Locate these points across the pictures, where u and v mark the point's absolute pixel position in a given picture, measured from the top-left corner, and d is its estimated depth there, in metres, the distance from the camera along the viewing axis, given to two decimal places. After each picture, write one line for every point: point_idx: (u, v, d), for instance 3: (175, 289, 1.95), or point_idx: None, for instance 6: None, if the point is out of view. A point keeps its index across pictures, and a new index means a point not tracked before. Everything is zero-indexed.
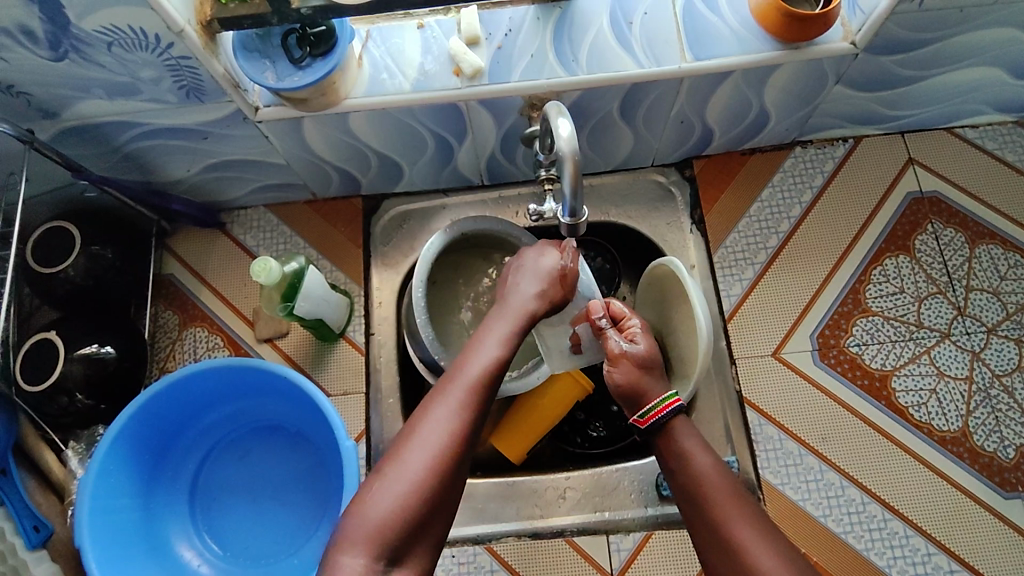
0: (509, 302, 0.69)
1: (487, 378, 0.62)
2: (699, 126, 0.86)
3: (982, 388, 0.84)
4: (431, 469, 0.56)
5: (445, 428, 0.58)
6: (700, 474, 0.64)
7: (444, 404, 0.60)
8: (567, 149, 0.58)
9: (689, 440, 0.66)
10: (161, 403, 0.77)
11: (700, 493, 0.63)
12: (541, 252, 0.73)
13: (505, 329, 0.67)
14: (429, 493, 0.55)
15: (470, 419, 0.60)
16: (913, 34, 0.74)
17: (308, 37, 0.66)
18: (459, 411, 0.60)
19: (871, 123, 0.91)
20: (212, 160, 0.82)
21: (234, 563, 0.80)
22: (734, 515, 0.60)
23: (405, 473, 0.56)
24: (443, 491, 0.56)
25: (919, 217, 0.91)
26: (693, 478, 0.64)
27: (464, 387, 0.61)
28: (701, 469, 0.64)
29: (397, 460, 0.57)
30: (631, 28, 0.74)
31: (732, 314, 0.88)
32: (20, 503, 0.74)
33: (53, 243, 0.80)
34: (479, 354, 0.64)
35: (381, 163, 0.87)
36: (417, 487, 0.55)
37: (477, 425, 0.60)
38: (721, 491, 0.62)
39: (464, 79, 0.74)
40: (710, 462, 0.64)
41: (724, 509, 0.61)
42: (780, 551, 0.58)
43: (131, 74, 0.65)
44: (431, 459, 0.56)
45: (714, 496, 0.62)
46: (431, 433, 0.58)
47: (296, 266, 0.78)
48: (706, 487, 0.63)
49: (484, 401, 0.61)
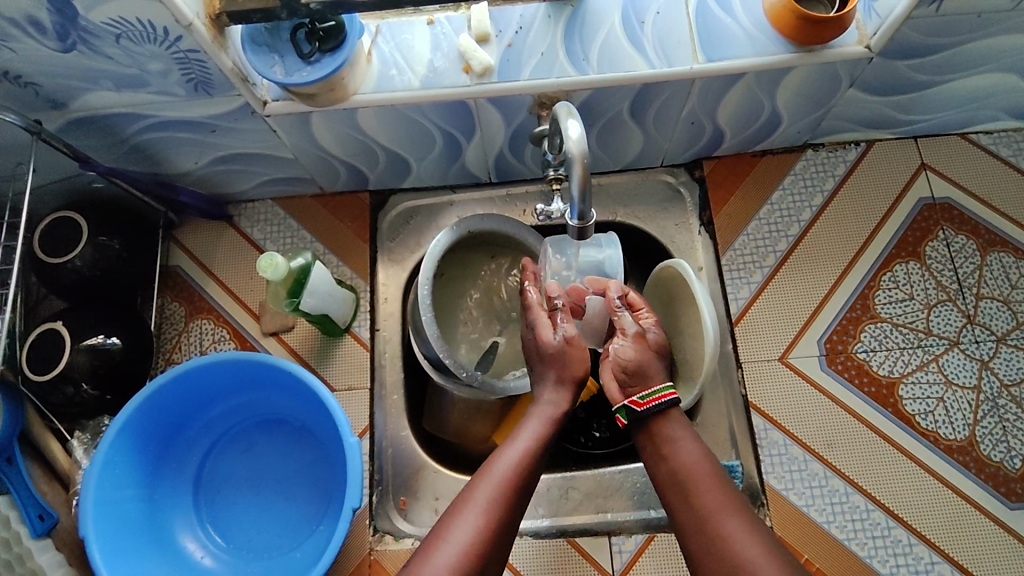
0: (541, 399, 0.70)
1: (520, 477, 0.63)
2: (709, 128, 0.85)
3: (990, 398, 0.83)
4: (460, 566, 0.57)
5: (476, 527, 0.59)
6: (688, 466, 0.63)
7: (478, 501, 0.60)
8: (576, 151, 0.57)
9: (678, 432, 0.66)
10: (167, 396, 0.77)
11: (687, 484, 0.62)
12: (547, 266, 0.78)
13: (537, 428, 0.67)
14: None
15: (501, 517, 0.60)
16: (930, 39, 0.73)
17: (318, 32, 0.66)
18: (491, 507, 0.60)
19: (884, 127, 0.90)
20: (220, 152, 0.82)
21: (237, 556, 0.80)
22: (720, 505, 0.60)
23: (434, 568, 0.56)
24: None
25: (931, 223, 0.90)
26: (679, 469, 0.63)
27: (497, 485, 0.62)
28: (687, 458, 0.64)
29: (427, 555, 0.57)
30: (643, 27, 0.73)
31: (739, 317, 0.87)
32: (26, 491, 0.74)
33: (60, 233, 0.80)
34: (511, 450, 0.65)
35: (389, 158, 0.86)
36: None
37: (505, 526, 0.61)
38: (708, 483, 0.62)
39: (473, 76, 0.73)
40: (699, 454, 0.64)
41: (712, 503, 0.60)
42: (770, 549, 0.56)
43: (139, 66, 0.65)
44: (461, 556, 0.57)
45: (701, 488, 0.62)
46: (462, 531, 0.59)
47: (303, 261, 0.78)
48: (694, 479, 0.62)
49: (513, 501, 0.62)
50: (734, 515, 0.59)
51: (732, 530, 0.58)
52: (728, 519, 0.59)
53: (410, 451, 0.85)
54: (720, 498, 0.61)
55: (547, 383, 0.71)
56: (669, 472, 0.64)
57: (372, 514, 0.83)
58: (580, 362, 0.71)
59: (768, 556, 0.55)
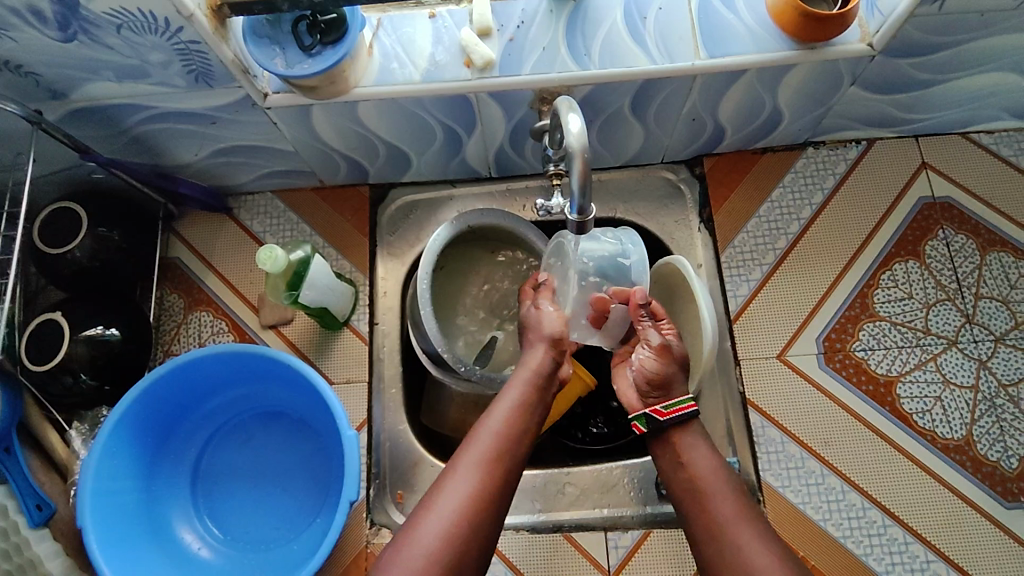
0: (523, 363, 0.72)
1: (507, 437, 0.65)
2: (710, 125, 0.85)
3: (987, 398, 0.83)
4: (456, 527, 0.59)
5: (468, 487, 0.61)
6: (705, 476, 0.65)
7: (467, 462, 0.62)
8: (576, 146, 0.57)
9: (695, 441, 0.68)
10: (165, 387, 0.77)
11: (704, 493, 0.65)
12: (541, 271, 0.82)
13: (516, 394, 0.69)
14: (454, 548, 0.58)
15: (492, 475, 0.62)
16: (932, 37, 0.73)
17: (320, 24, 0.66)
18: (482, 468, 0.62)
19: (885, 125, 0.90)
20: (220, 144, 0.82)
21: (233, 547, 0.80)
22: (735, 514, 0.62)
23: (430, 529, 0.58)
24: (469, 548, 0.58)
25: (931, 222, 0.90)
26: (695, 478, 0.66)
27: (485, 446, 0.64)
28: (704, 467, 0.66)
29: (422, 517, 0.59)
30: (646, 23, 0.73)
31: (738, 315, 0.87)
32: (24, 481, 0.74)
33: (59, 223, 0.80)
34: (495, 413, 0.67)
35: (390, 152, 0.86)
36: (443, 544, 0.57)
37: (495, 488, 0.62)
38: (723, 493, 0.64)
39: (474, 70, 0.73)
40: (715, 464, 0.66)
41: (725, 511, 0.62)
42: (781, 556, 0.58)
43: (140, 57, 0.65)
44: (455, 516, 0.59)
45: (715, 497, 0.64)
46: (454, 491, 0.60)
47: (302, 253, 0.78)
48: (708, 488, 0.65)
49: (499, 464, 0.63)
50: (749, 524, 0.61)
51: (745, 539, 0.60)
52: (741, 528, 0.61)
53: (408, 445, 0.86)
54: (734, 507, 0.63)
55: (529, 351, 0.73)
56: (684, 480, 0.66)
57: (369, 508, 0.83)
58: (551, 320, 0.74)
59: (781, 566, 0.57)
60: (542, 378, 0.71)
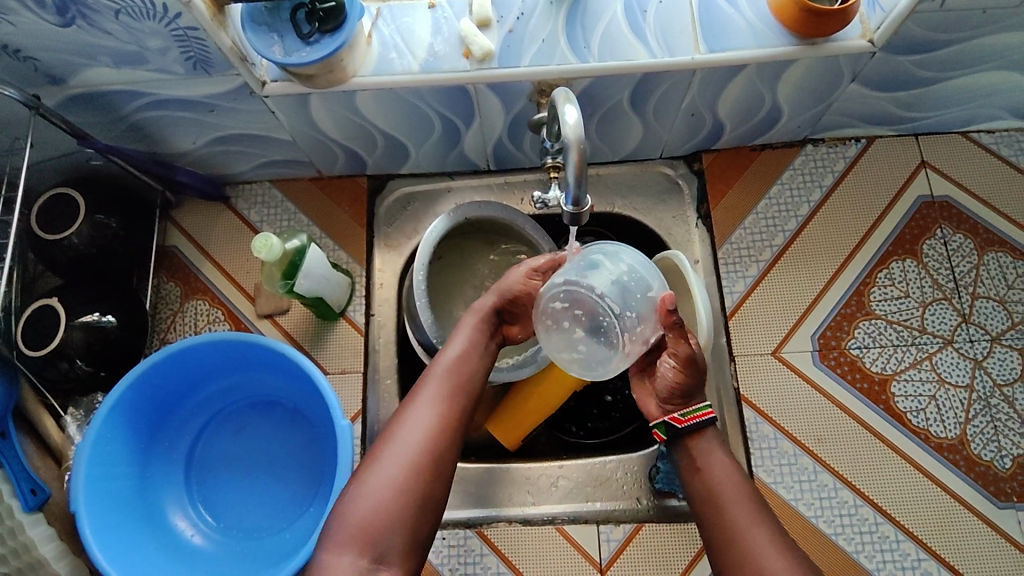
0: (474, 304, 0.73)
1: (458, 370, 0.67)
2: (710, 120, 0.85)
3: (982, 397, 0.83)
4: (418, 459, 0.59)
5: (426, 419, 0.62)
6: (722, 485, 0.63)
7: (423, 398, 0.63)
8: (572, 138, 0.57)
9: (710, 446, 0.66)
10: (160, 374, 0.77)
11: (720, 500, 0.62)
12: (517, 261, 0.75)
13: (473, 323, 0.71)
14: (417, 479, 0.58)
15: (448, 408, 0.63)
16: (934, 34, 0.72)
17: (318, 12, 0.66)
18: (439, 402, 0.63)
19: (885, 124, 0.90)
20: (218, 132, 0.82)
21: (227, 535, 0.80)
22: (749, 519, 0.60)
23: (392, 461, 0.59)
24: (431, 477, 0.59)
25: (929, 221, 0.89)
26: (711, 486, 0.63)
27: (441, 382, 0.65)
28: (719, 473, 0.64)
29: (382, 452, 0.60)
30: (646, 16, 0.73)
31: (733, 311, 0.87)
32: (19, 466, 0.75)
33: (57, 209, 0.80)
34: (447, 351, 0.68)
35: (388, 143, 0.86)
36: (406, 475, 0.58)
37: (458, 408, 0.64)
38: (740, 502, 0.61)
39: (473, 61, 0.73)
40: (732, 473, 0.64)
41: (742, 521, 0.60)
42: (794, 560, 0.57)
43: (138, 43, 0.64)
44: (417, 448, 0.60)
45: (731, 506, 0.61)
46: (413, 425, 0.61)
47: (298, 243, 0.78)
48: (725, 496, 0.62)
49: (461, 387, 0.66)
50: (764, 530, 0.59)
51: (762, 550, 0.58)
52: (759, 539, 0.58)
53: None
54: (749, 513, 0.61)
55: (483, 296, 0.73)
56: (700, 485, 0.64)
57: None
58: (516, 273, 0.73)
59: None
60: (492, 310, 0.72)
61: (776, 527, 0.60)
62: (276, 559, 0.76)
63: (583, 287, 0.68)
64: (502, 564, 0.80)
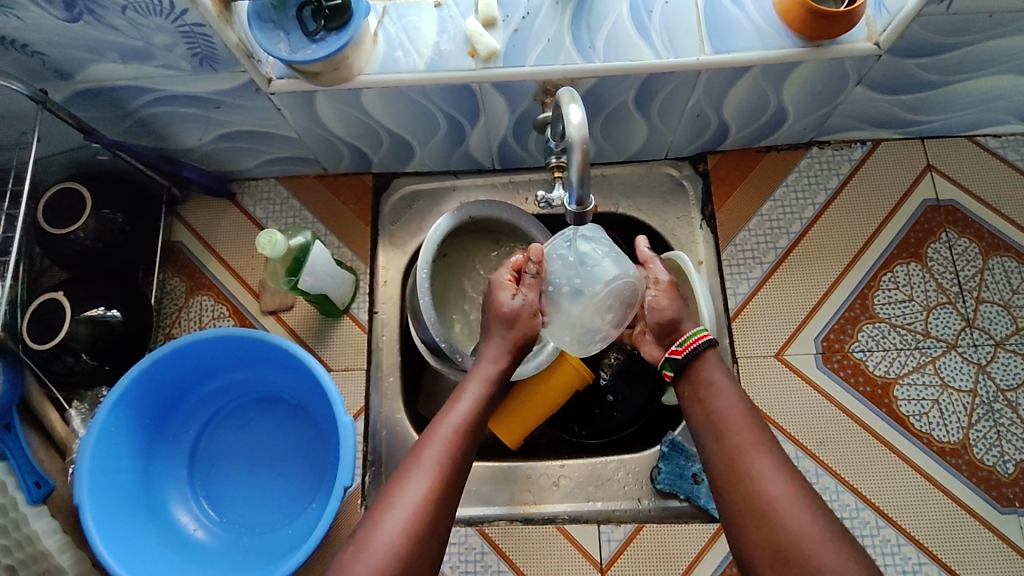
0: (478, 365, 0.72)
1: (462, 432, 0.65)
2: (715, 121, 0.85)
3: (985, 402, 0.83)
4: (415, 524, 0.58)
5: (427, 484, 0.60)
6: (727, 408, 0.65)
7: (426, 460, 0.62)
8: (576, 137, 0.57)
9: (712, 368, 0.69)
10: (164, 369, 0.78)
11: (723, 425, 0.64)
12: (501, 292, 0.74)
13: (476, 389, 0.69)
14: (412, 544, 0.57)
15: (449, 473, 0.62)
16: (940, 37, 0.72)
17: (324, 10, 0.66)
18: (440, 467, 0.62)
19: (892, 127, 0.90)
20: (224, 129, 0.82)
21: (229, 529, 0.81)
22: (750, 441, 0.62)
23: (390, 525, 0.57)
24: (426, 542, 0.58)
25: (934, 225, 0.89)
26: (715, 411, 0.65)
27: (441, 449, 0.63)
28: (721, 396, 0.66)
29: (381, 515, 0.58)
30: (651, 17, 0.73)
31: (737, 313, 0.87)
32: (23, 458, 0.75)
33: (63, 203, 0.80)
34: (450, 414, 0.66)
35: (393, 141, 0.86)
36: (403, 541, 0.57)
37: (455, 480, 0.62)
38: (743, 427, 0.63)
39: (478, 60, 0.73)
40: (735, 400, 0.66)
41: (745, 443, 0.62)
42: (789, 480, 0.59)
43: (145, 39, 0.65)
44: (415, 513, 0.58)
45: (733, 428, 0.64)
46: (413, 488, 0.60)
47: (303, 240, 0.78)
48: (730, 418, 0.64)
49: (461, 456, 0.64)
50: (768, 454, 0.61)
51: (765, 471, 0.59)
52: (762, 463, 0.60)
53: (404, 433, 0.86)
54: (752, 440, 0.62)
55: (485, 355, 0.73)
56: (703, 406, 0.67)
57: (364, 494, 0.83)
58: (523, 314, 0.72)
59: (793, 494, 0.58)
60: (497, 379, 0.71)
61: (778, 451, 0.62)
62: (277, 554, 0.76)
63: (618, 280, 0.68)
64: (503, 563, 0.80)
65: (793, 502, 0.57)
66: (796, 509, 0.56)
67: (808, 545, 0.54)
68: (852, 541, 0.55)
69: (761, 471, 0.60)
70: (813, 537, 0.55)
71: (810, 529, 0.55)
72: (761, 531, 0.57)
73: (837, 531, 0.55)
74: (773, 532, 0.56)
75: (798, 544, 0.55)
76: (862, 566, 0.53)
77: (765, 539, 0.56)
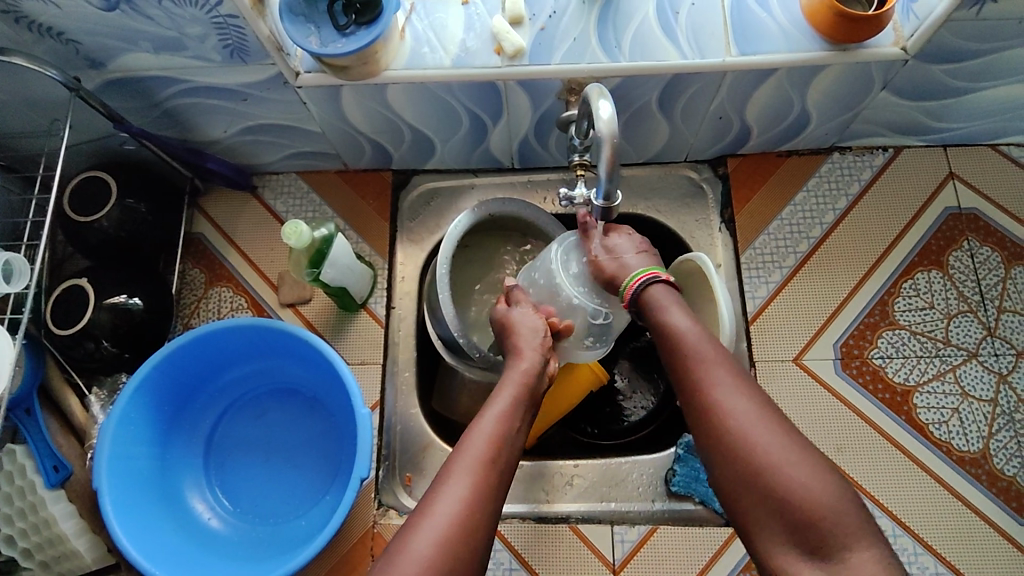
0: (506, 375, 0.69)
1: (493, 438, 0.61)
2: (737, 125, 0.85)
3: (1006, 412, 0.82)
4: (450, 533, 0.55)
5: (463, 490, 0.57)
6: (692, 339, 0.62)
7: (458, 466, 0.59)
8: (606, 131, 0.57)
9: (670, 305, 0.66)
10: (186, 357, 0.79)
11: (689, 355, 0.61)
12: (510, 309, 0.77)
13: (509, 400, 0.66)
14: (452, 557, 0.54)
15: (486, 477, 0.59)
16: (967, 43, 0.72)
17: (356, 5, 0.67)
18: (475, 470, 0.59)
19: (913, 134, 0.90)
20: (249, 122, 0.83)
21: (243, 519, 0.81)
22: (714, 369, 0.60)
23: (427, 533, 0.55)
24: (467, 555, 0.55)
25: (955, 233, 0.89)
26: (678, 340, 0.63)
27: (469, 466, 0.59)
28: (681, 328, 0.63)
29: (416, 526, 0.55)
30: (678, 17, 0.73)
31: (755, 316, 0.87)
32: (43, 442, 0.76)
33: (89, 191, 0.81)
34: (482, 427, 0.62)
35: (415, 138, 0.87)
36: (436, 550, 0.54)
37: (491, 501, 0.58)
38: (711, 357, 0.61)
39: (505, 58, 0.73)
40: (699, 328, 0.63)
41: (710, 371, 0.60)
42: (754, 399, 0.58)
43: (178, 29, 0.66)
44: (450, 522, 0.55)
45: (701, 356, 0.61)
46: (446, 496, 0.57)
47: (326, 232, 0.79)
48: (693, 352, 0.61)
49: (496, 473, 0.60)
50: (728, 377, 0.59)
51: (727, 396, 0.58)
52: (726, 393, 0.58)
53: (418, 429, 0.86)
54: (718, 366, 0.60)
55: (511, 363, 0.71)
56: (667, 340, 0.63)
57: (378, 489, 0.83)
58: (528, 325, 0.74)
59: (763, 420, 0.56)
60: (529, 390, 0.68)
61: (740, 373, 0.60)
62: (288, 546, 0.76)
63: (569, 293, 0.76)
64: (516, 561, 0.80)
65: (755, 423, 0.56)
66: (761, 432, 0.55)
67: (772, 465, 0.54)
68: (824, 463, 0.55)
69: (721, 392, 0.58)
70: (781, 460, 0.54)
71: (774, 453, 0.54)
72: (728, 459, 0.56)
73: (807, 453, 0.55)
74: (729, 445, 0.56)
75: (763, 465, 0.54)
76: (835, 491, 0.53)
77: (731, 464, 0.56)
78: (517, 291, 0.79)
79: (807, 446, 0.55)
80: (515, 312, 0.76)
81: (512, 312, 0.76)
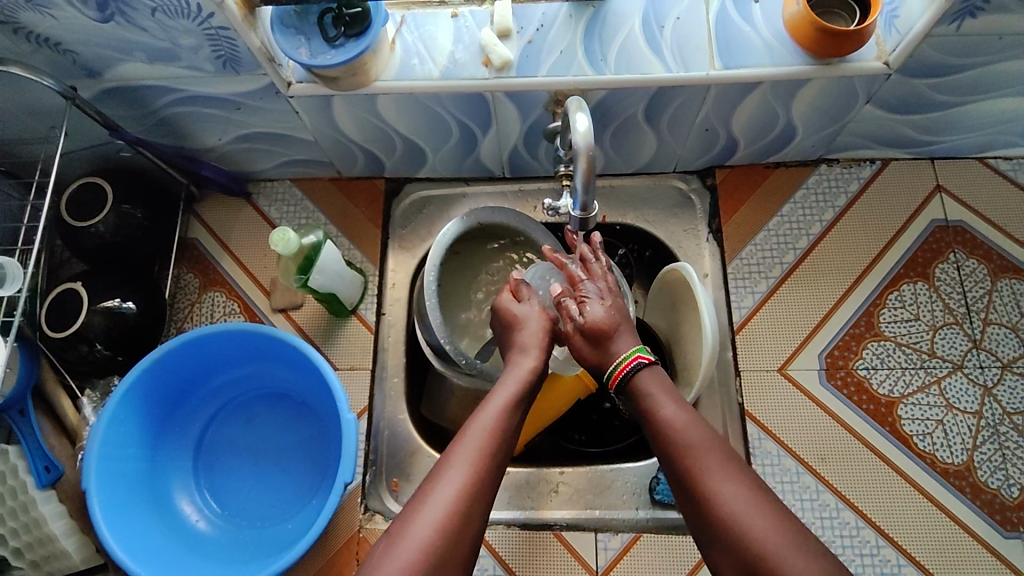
0: (510, 369, 0.70)
1: (493, 433, 0.62)
2: (724, 137, 0.86)
3: (991, 424, 0.82)
4: (446, 521, 0.56)
5: (460, 483, 0.58)
6: (684, 431, 0.62)
7: (458, 458, 0.60)
8: (582, 144, 0.58)
9: (659, 396, 0.65)
10: (176, 361, 0.80)
11: (681, 449, 0.61)
12: (515, 301, 0.76)
13: (510, 391, 0.67)
14: (445, 545, 0.55)
15: (484, 471, 0.60)
16: (950, 58, 0.73)
17: (344, 17, 0.67)
18: (473, 462, 0.60)
19: (901, 146, 0.90)
20: (244, 130, 0.85)
21: (230, 521, 0.82)
22: (708, 462, 0.59)
23: (424, 520, 0.56)
24: (460, 542, 0.56)
25: (942, 245, 0.89)
26: (666, 430, 0.63)
27: (467, 455, 0.60)
28: (672, 423, 0.63)
29: (413, 515, 0.56)
30: (663, 32, 0.74)
31: (740, 326, 0.88)
32: (35, 444, 0.78)
33: (86, 197, 0.83)
34: (482, 418, 0.63)
35: (407, 147, 0.88)
36: (435, 537, 0.55)
37: (489, 487, 0.60)
38: (701, 444, 0.61)
39: (492, 70, 0.75)
40: (688, 416, 0.63)
41: (704, 465, 0.59)
42: (749, 488, 0.58)
43: (171, 40, 0.67)
44: (447, 511, 0.56)
45: (693, 448, 0.61)
46: (445, 488, 0.58)
47: (315, 239, 0.80)
48: (686, 445, 0.61)
49: (495, 463, 0.61)
50: (722, 469, 0.59)
51: (723, 490, 0.58)
52: (719, 480, 0.58)
53: (406, 434, 0.87)
54: (711, 458, 0.60)
55: (516, 357, 0.71)
56: (659, 434, 0.63)
57: (365, 493, 0.84)
58: (532, 327, 0.73)
59: (759, 512, 0.56)
60: (530, 381, 0.69)
61: (733, 463, 0.60)
62: (273, 548, 0.77)
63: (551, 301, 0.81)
64: (500, 567, 0.81)
65: (751, 512, 0.56)
66: (758, 527, 0.55)
67: (768, 558, 0.53)
68: (816, 545, 0.54)
69: (716, 487, 0.58)
70: (779, 555, 0.53)
71: (772, 545, 0.54)
72: (725, 549, 0.56)
73: (801, 538, 0.54)
74: (730, 541, 0.56)
75: (762, 559, 0.54)
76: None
77: (731, 558, 0.56)
78: (522, 287, 0.77)
79: (803, 532, 0.55)
80: (520, 308, 0.76)
81: (518, 306, 0.76)
